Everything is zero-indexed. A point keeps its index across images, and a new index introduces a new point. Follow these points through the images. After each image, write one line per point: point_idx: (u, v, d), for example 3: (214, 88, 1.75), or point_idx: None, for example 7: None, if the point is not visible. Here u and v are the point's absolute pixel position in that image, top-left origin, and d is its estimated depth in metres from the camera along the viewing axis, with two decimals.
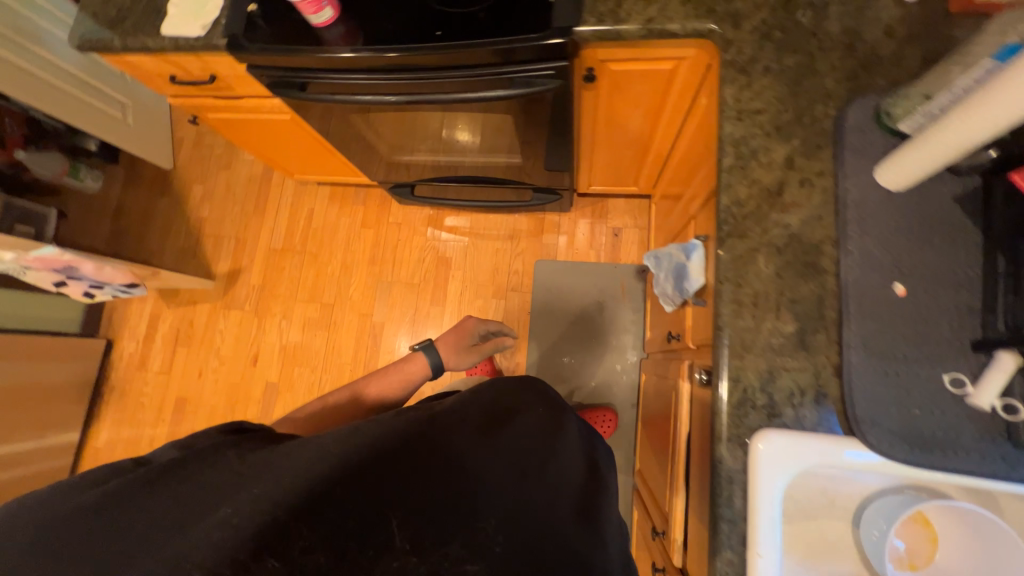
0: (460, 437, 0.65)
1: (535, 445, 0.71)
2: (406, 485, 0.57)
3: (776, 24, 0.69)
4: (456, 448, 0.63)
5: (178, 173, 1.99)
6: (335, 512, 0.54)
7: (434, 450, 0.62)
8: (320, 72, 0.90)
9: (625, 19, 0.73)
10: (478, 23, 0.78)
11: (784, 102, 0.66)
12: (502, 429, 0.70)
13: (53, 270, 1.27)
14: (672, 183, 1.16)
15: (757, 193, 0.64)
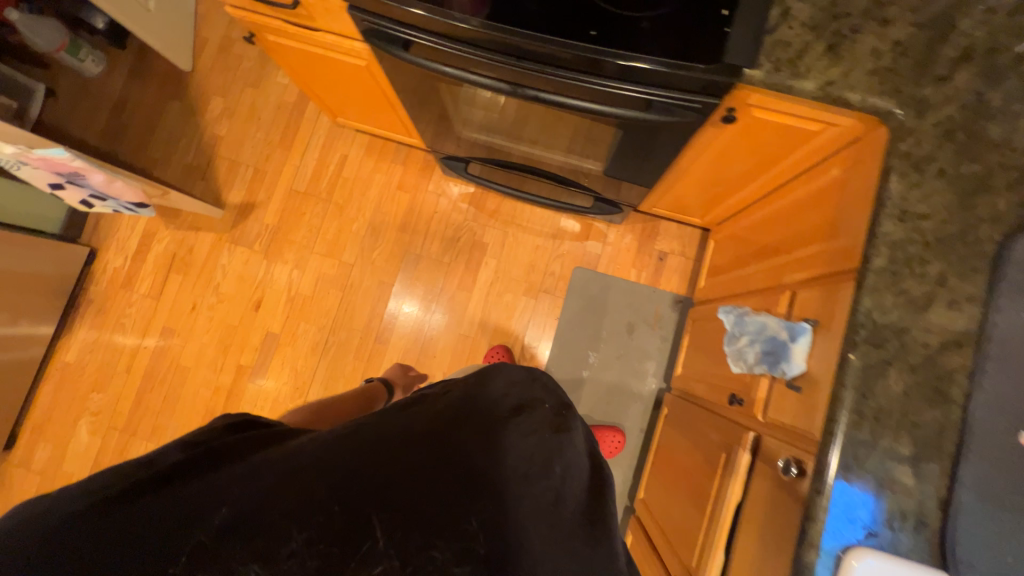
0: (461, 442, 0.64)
1: (540, 447, 0.69)
2: (397, 492, 0.59)
3: (962, 124, 0.64)
4: (451, 458, 0.62)
5: (196, 79, 1.77)
6: (336, 513, 0.56)
7: (430, 459, 0.62)
8: (432, 36, 0.77)
9: (803, 75, 0.66)
10: (638, 34, 0.69)
11: (952, 213, 0.62)
12: (505, 432, 0.68)
13: (54, 172, 1.11)
14: (751, 232, 1.12)
15: (903, 304, 0.61)
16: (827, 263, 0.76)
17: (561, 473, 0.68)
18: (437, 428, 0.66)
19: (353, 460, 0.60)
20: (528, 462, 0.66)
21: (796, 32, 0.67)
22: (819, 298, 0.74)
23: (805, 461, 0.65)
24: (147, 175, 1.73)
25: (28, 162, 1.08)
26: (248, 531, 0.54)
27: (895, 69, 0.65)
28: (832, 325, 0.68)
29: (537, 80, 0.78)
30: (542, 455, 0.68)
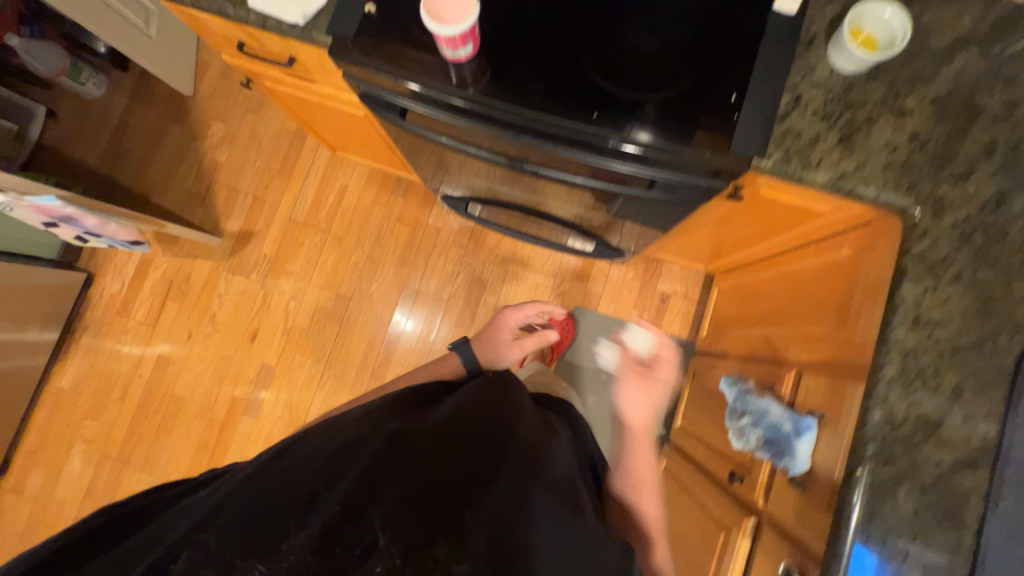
0: (417, 449, 0.61)
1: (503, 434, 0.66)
2: (370, 501, 0.53)
3: (981, 225, 0.61)
4: (413, 465, 0.58)
5: (198, 103, 1.74)
6: (310, 526, 0.51)
7: (393, 466, 0.58)
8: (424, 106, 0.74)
9: (814, 167, 0.64)
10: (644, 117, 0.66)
11: (970, 321, 0.59)
12: (457, 430, 0.66)
13: (47, 217, 1.11)
14: (754, 291, 1.08)
15: (915, 417, 0.58)
16: (834, 352, 0.73)
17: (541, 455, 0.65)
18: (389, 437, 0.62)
19: (310, 477, 0.56)
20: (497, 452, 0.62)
21: (808, 121, 0.65)
22: (825, 389, 0.72)
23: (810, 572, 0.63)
24: (147, 201, 1.71)
25: (19, 208, 1.08)
26: (242, 534, 0.50)
27: (911, 163, 0.63)
28: (838, 425, 0.65)
29: (535, 155, 0.74)
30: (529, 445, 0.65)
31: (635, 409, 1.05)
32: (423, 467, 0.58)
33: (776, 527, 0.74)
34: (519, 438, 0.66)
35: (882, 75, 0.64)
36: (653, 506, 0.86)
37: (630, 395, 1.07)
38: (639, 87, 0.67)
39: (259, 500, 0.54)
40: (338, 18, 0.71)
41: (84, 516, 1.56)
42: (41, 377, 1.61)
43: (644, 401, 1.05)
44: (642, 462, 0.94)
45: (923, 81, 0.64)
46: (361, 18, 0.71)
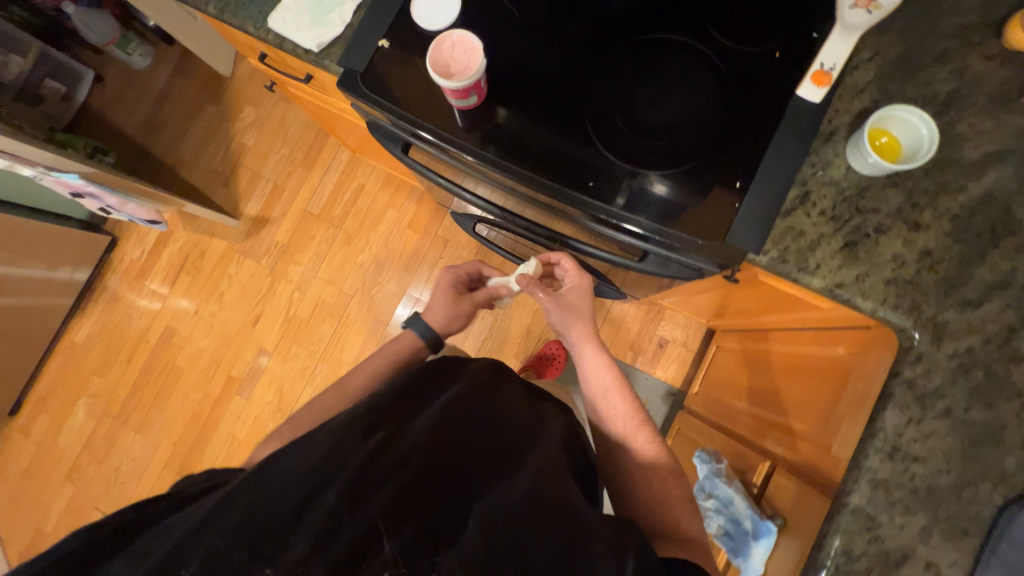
0: (416, 449, 0.53)
1: (512, 442, 0.60)
2: (364, 513, 0.48)
3: (982, 361, 0.57)
4: (412, 473, 0.52)
5: (234, 85, 1.78)
6: (301, 542, 0.46)
7: (387, 470, 0.51)
8: (425, 143, 0.73)
9: (811, 270, 0.61)
10: (648, 189, 0.63)
11: (951, 463, 0.55)
12: (462, 429, 0.58)
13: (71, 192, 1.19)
14: (748, 360, 1.04)
15: (874, 555, 0.55)
16: (810, 457, 0.70)
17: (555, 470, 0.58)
18: (388, 437, 0.54)
19: (296, 482, 0.49)
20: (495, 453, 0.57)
21: (812, 220, 0.61)
22: (793, 494, 0.69)
23: None
24: (175, 175, 1.77)
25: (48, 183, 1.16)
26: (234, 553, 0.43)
27: (916, 282, 0.59)
28: (796, 540, 0.63)
29: (530, 208, 0.73)
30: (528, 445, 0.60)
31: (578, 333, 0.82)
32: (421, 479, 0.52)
33: None
34: (529, 453, 0.59)
35: (900, 183, 0.60)
36: (645, 459, 0.74)
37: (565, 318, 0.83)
38: (639, 161, 0.64)
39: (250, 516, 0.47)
40: (352, 51, 0.71)
41: (81, 465, 1.66)
42: (58, 330, 1.70)
43: (579, 319, 0.82)
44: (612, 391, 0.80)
45: (945, 195, 0.60)
46: (373, 53, 0.71)
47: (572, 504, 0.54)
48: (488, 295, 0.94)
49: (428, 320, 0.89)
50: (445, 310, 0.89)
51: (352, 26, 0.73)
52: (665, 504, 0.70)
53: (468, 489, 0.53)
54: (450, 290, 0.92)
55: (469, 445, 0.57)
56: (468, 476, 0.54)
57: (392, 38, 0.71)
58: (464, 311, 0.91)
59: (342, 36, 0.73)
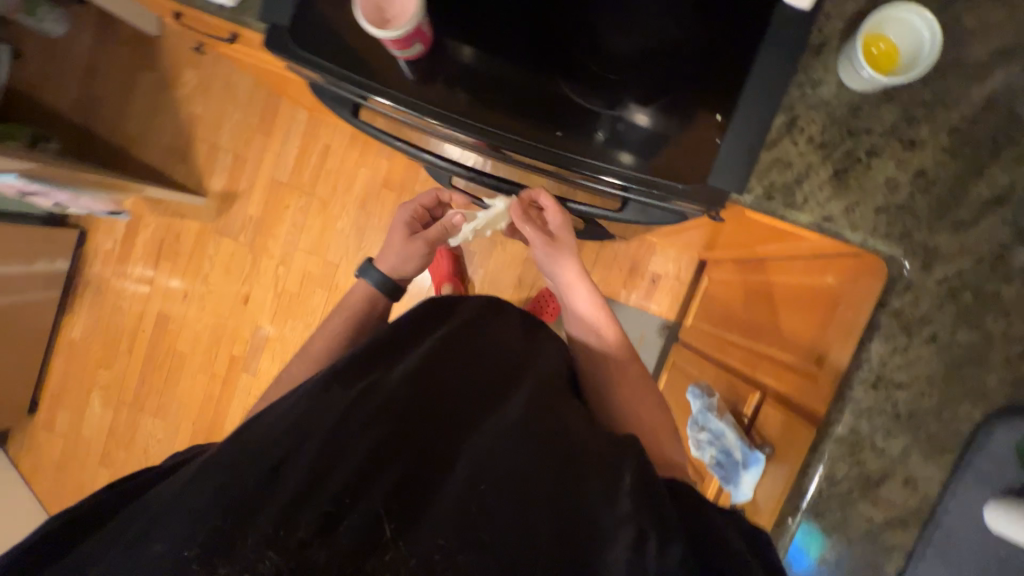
0: (398, 394, 0.51)
1: (501, 379, 0.59)
2: (347, 458, 0.45)
3: (971, 283, 0.55)
4: (394, 414, 0.49)
5: (166, 45, 1.60)
6: (281, 494, 0.43)
7: (368, 418, 0.48)
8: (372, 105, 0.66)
9: (799, 206, 0.57)
10: (630, 122, 0.59)
11: (934, 386, 0.56)
12: (447, 373, 0.56)
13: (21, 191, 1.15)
14: (739, 292, 1.03)
15: (855, 477, 0.58)
16: (798, 389, 0.71)
17: (545, 396, 0.56)
18: (367, 389, 0.52)
19: (276, 442, 0.48)
20: (478, 389, 0.56)
21: (800, 149, 0.56)
22: (781, 424, 0.71)
23: None
24: (128, 156, 1.66)
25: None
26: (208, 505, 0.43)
27: (909, 207, 0.55)
28: (783, 467, 0.66)
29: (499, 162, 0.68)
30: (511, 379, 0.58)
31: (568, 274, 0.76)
32: (407, 420, 0.49)
33: None
34: (519, 385, 0.58)
35: (896, 97, 0.55)
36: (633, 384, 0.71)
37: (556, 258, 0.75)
38: (612, 105, 0.59)
39: (228, 478, 0.45)
40: (270, 0, 0.61)
41: (111, 452, 1.74)
42: (52, 330, 1.70)
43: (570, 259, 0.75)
44: (601, 324, 0.75)
45: (945, 105, 0.54)
46: (296, 2, 0.61)
47: (565, 424, 0.52)
48: (441, 228, 0.82)
49: (383, 266, 0.82)
50: (397, 253, 0.82)
51: None
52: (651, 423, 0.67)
53: (455, 429, 0.51)
54: (404, 227, 0.85)
55: (455, 385, 0.55)
56: (454, 416, 0.52)
57: None
58: (422, 247, 0.82)
59: None
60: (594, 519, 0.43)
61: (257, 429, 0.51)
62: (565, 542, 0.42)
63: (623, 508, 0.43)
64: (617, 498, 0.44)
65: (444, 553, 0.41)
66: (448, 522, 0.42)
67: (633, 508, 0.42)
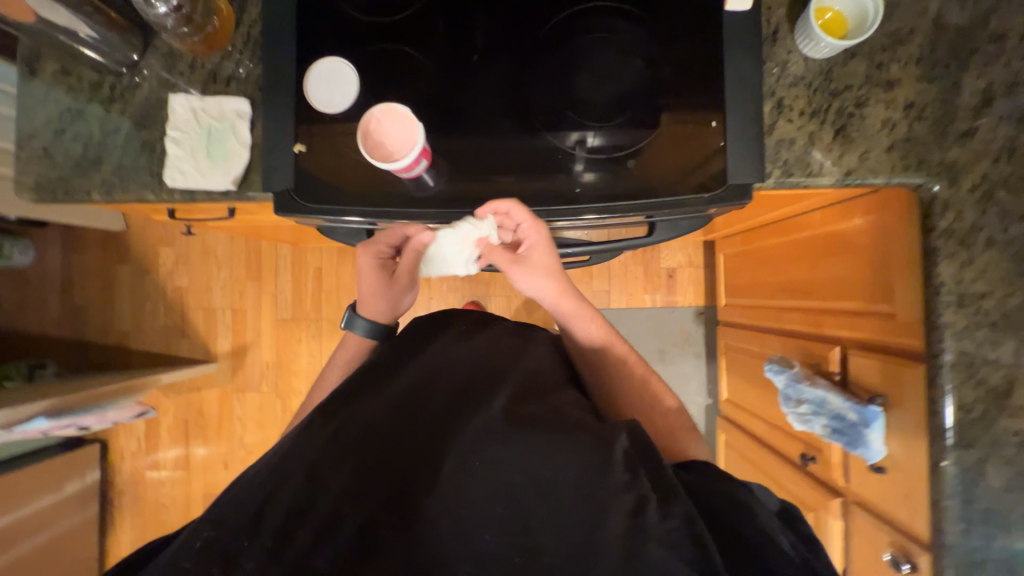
0: (378, 421, 0.51)
1: (481, 378, 0.59)
2: (328, 485, 0.46)
3: (1000, 181, 0.58)
4: (376, 438, 0.49)
5: (135, 234, 1.62)
6: (266, 521, 0.43)
7: (350, 445, 0.49)
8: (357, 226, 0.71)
9: (819, 171, 0.60)
10: (569, 145, 0.62)
11: (1013, 284, 0.58)
12: (428, 388, 0.57)
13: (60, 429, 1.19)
14: (765, 259, 1.05)
15: (985, 396, 0.58)
16: (880, 330, 0.72)
17: (526, 388, 0.57)
18: (348, 414, 0.52)
19: (265, 472, 0.47)
20: (465, 393, 0.57)
21: (796, 123, 0.60)
22: (880, 370, 0.71)
23: (917, 557, 0.65)
24: (129, 350, 1.64)
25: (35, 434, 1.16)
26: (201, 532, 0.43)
27: (914, 137, 0.59)
28: (908, 411, 0.65)
29: None
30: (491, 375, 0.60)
31: (549, 294, 0.68)
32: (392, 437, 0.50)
33: (865, 507, 0.76)
34: (502, 381, 0.58)
35: (857, 51, 0.60)
36: (628, 371, 0.72)
37: (533, 284, 0.66)
38: (587, 143, 0.62)
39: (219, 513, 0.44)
40: (273, 171, 0.64)
41: None
42: (100, 555, 1.59)
43: (547, 278, 0.66)
44: (592, 330, 0.72)
45: (902, 43, 0.59)
46: (298, 165, 0.64)
47: (556, 413, 0.52)
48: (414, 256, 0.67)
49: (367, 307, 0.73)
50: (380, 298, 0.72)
51: (258, 145, 0.65)
52: (651, 396, 0.70)
53: (440, 432, 0.51)
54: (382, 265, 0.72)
55: (443, 395, 0.56)
56: (435, 420, 0.52)
57: (306, 140, 0.64)
58: (405, 285, 0.72)
59: (251, 159, 0.65)
60: (593, 484, 0.43)
61: (255, 463, 0.50)
62: (564, 513, 0.43)
63: (621, 478, 0.43)
64: (613, 465, 0.44)
65: (437, 546, 0.41)
66: (440, 521, 0.43)
67: (631, 477, 0.44)
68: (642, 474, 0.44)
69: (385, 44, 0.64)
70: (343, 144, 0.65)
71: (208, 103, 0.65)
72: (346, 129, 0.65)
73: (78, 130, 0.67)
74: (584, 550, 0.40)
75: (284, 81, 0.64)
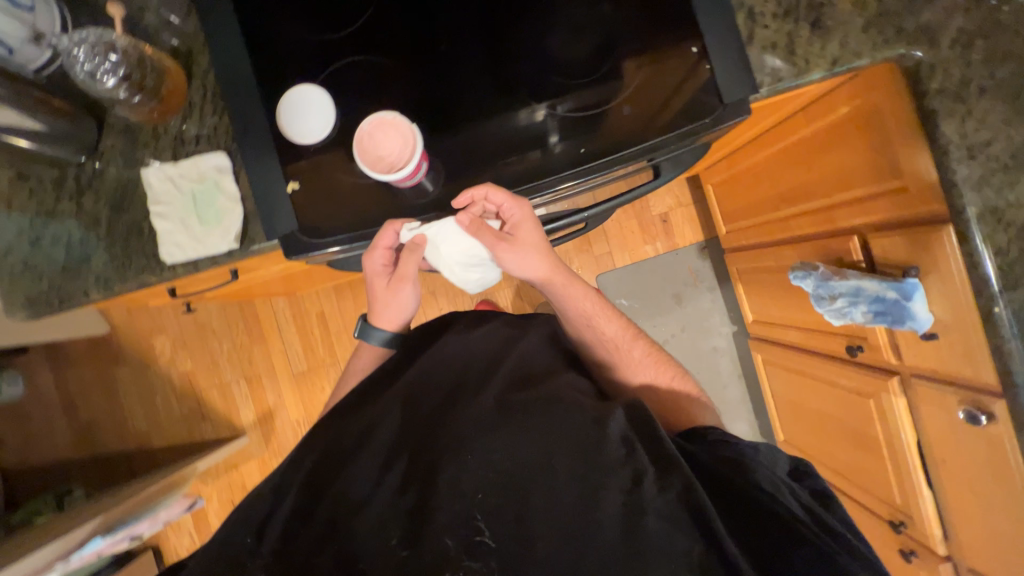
0: (400, 436, 0.57)
1: (476, 375, 0.64)
2: (361, 492, 0.53)
3: (977, 29, 0.59)
4: (400, 450, 0.56)
5: (123, 333, 1.56)
6: (306, 537, 0.50)
7: (376, 457, 0.55)
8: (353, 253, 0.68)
9: (807, 68, 0.60)
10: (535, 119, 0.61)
11: (1015, 122, 0.59)
12: (432, 394, 0.62)
13: (117, 540, 1.19)
14: (756, 176, 1.06)
15: (1017, 235, 0.60)
16: (897, 206, 0.73)
17: (513, 375, 0.63)
18: (368, 427, 0.58)
19: None
20: (469, 389, 0.62)
21: (772, 27, 0.60)
22: (906, 244, 0.73)
23: (992, 406, 0.67)
24: (153, 448, 1.58)
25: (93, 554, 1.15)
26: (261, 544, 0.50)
27: (887, 9, 0.60)
28: (947, 271, 0.67)
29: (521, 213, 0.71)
30: (482, 368, 0.65)
31: (540, 273, 0.67)
32: (412, 449, 0.56)
33: (925, 377, 0.78)
34: (497, 373, 0.63)
35: None
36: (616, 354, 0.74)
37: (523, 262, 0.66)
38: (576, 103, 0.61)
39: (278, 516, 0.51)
40: (271, 217, 0.61)
41: None
42: None
43: (538, 256, 0.66)
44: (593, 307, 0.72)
45: None
46: (296, 203, 0.62)
47: (560, 402, 0.57)
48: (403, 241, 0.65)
49: (377, 319, 0.72)
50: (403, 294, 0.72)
51: (249, 196, 0.62)
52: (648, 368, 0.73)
53: (451, 434, 0.56)
54: (375, 281, 0.69)
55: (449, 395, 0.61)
56: (445, 424, 0.57)
57: (297, 176, 0.62)
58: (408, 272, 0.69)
59: (245, 212, 0.63)
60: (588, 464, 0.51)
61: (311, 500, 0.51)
62: (563, 488, 0.50)
63: (618, 456, 0.51)
64: (609, 445, 0.52)
65: (453, 535, 0.49)
66: (453, 516, 0.50)
67: (627, 453, 0.52)
68: (637, 450, 0.52)
69: (349, 59, 0.62)
70: (336, 171, 0.62)
71: (184, 167, 0.62)
72: (333, 154, 0.62)
73: (55, 233, 0.64)
74: (585, 525, 0.48)
75: (257, 122, 0.61)
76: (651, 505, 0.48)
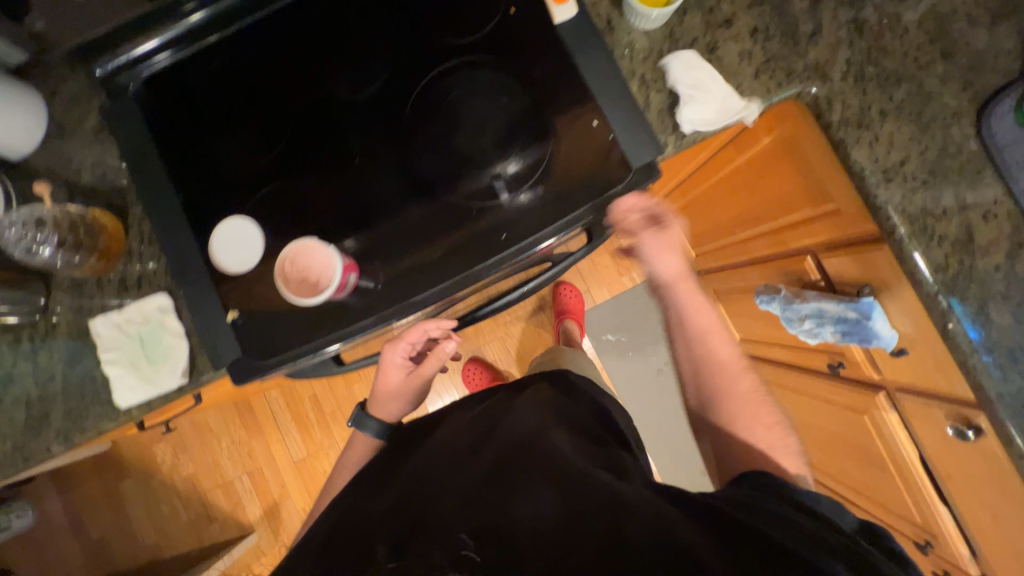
0: (393, 510, 0.57)
1: (465, 449, 0.64)
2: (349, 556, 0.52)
3: (865, 59, 0.61)
4: (389, 519, 0.55)
5: (124, 445, 1.57)
6: None
7: (372, 536, 0.54)
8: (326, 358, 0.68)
9: (707, 122, 0.62)
10: (509, 175, 0.62)
11: (923, 140, 0.59)
12: (427, 472, 0.61)
13: None
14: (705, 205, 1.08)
15: (952, 248, 0.59)
16: (834, 227, 0.73)
17: (505, 432, 0.63)
18: (364, 522, 0.57)
19: None
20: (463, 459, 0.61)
21: (666, 90, 0.62)
22: (854, 263, 0.72)
23: (974, 420, 0.64)
24: (166, 557, 1.56)
25: None
26: None
27: (773, 55, 0.61)
28: (898, 287, 0.66)
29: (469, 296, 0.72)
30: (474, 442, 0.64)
31: (670, 271, 0.75)
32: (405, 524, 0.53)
33: (907, 391, 0.75)
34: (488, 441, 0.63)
35: (688, 6, 0.63)
36: (694, 379, 0.75)
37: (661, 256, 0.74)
38: (484, 194, 0.62)
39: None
40: (213, 348, 0.63)
41: None
42: None
43: (674, 256, 0.75)
44: (702, 319, 0.76)
45: None
46: (236, 330, 0.63)
47: (547, 453, 0.56)
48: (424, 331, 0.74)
49: (378, 412, 0.79)
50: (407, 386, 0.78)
51: (191, 331, 0.64)
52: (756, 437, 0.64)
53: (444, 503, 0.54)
54: (388, 379, 0.77)
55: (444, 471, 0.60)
56: (436, 498, 0.56)
57: (236, 304, 0.64)
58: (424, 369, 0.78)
59: (191, 346, 0.64)
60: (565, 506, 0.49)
61: None
62: (551, 535, 0.46)
63: (600, 497, 0.49)
64: (595, 488, 0.50)
65: None
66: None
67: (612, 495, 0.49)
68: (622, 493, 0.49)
69: (272, 185, 0.65)
70: (271, 293, 0.64)
71: (128, 311, 0.64)
72: (267, 276, 0.64)
73: (13, 394, 0.65)
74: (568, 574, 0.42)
75: (191, 258, 0.64)
76: (629, 545, 0.44)
